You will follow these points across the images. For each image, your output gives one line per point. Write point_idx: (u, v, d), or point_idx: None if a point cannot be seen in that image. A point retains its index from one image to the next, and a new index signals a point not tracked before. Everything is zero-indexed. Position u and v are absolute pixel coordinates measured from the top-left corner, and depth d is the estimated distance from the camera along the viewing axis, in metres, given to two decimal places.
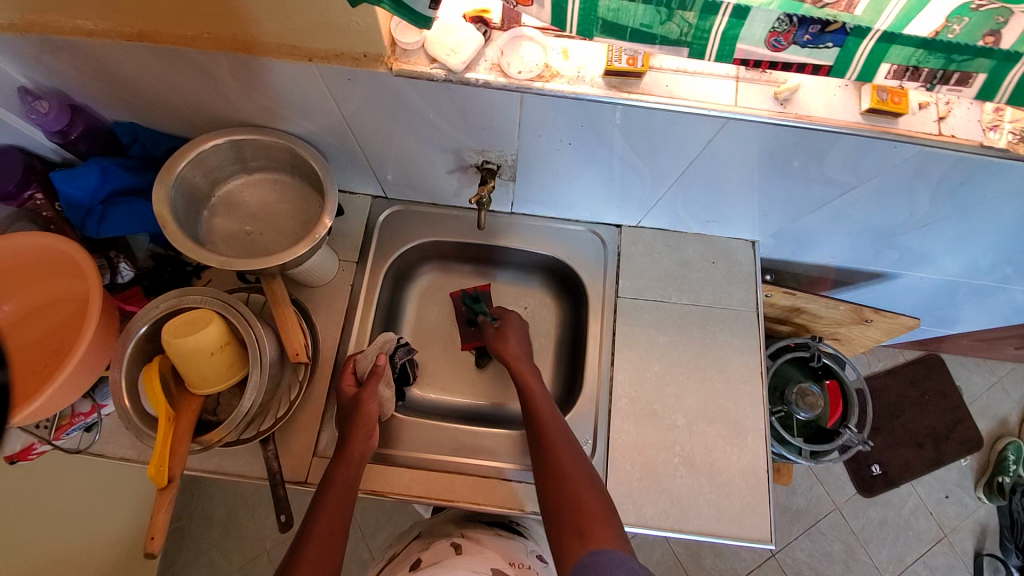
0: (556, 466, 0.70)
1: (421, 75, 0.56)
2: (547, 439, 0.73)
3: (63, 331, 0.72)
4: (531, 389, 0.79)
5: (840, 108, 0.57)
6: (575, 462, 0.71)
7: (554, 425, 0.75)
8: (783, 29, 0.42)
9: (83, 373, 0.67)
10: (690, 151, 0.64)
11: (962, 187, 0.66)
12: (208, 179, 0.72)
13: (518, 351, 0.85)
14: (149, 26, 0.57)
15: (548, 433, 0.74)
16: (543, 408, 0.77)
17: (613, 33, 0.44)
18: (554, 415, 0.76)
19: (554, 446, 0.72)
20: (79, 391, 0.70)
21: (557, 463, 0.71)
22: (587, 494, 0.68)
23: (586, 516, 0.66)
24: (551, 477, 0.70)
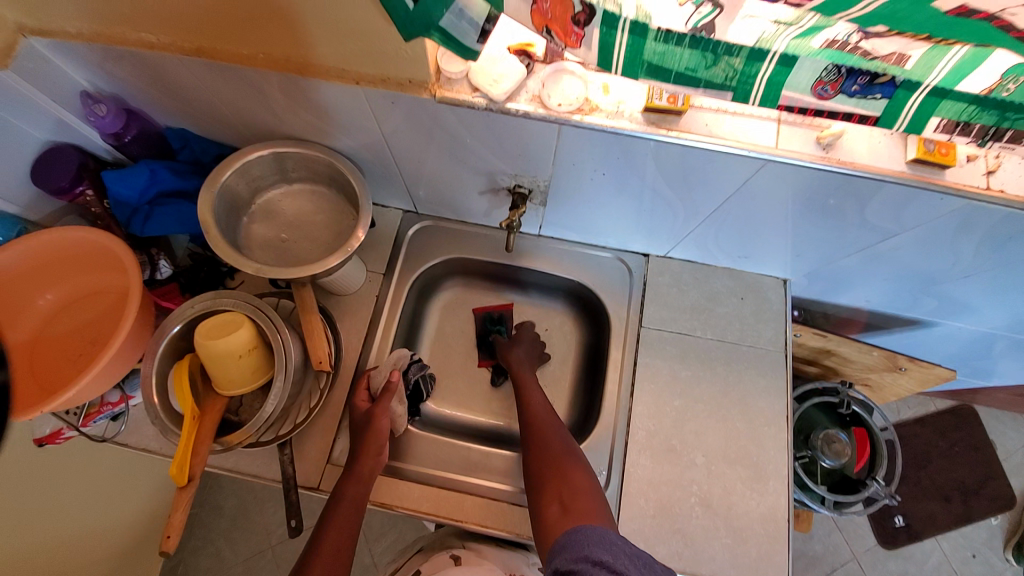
0: (545, 448, 0.73)
1: (463, 103, 0.57)
2: (537, 425, 0.77)
3: (104, 322, 0.75)
4: (525, 379, 0.84)
5: (885, 156, 0.55)
6: (563, 445, 0.74)
7: (544, 416, 0.78)
8: (831, 78, 0.42)
9: (117, 364, 0.70)
10: (725, 188, 0.63)
11: (1012, 240, 0.64)
12: (250, 187, 0.74)
13: (522, 358, 0.88)
14: (207, 42, 0.60)
15: (538, 420, 0.78)
16: (534, 397, 0.81)
17: (657, 75, 0.44)
18: (548, 412, 0.80)
19: (543, 431, 0.76)
20: (111, 382, 0.72)
21: (545, 445, 0.74)
22: (575, 473, 0.70)
23: (572, 489, 0.68)
24: (539, 457, 0.73)
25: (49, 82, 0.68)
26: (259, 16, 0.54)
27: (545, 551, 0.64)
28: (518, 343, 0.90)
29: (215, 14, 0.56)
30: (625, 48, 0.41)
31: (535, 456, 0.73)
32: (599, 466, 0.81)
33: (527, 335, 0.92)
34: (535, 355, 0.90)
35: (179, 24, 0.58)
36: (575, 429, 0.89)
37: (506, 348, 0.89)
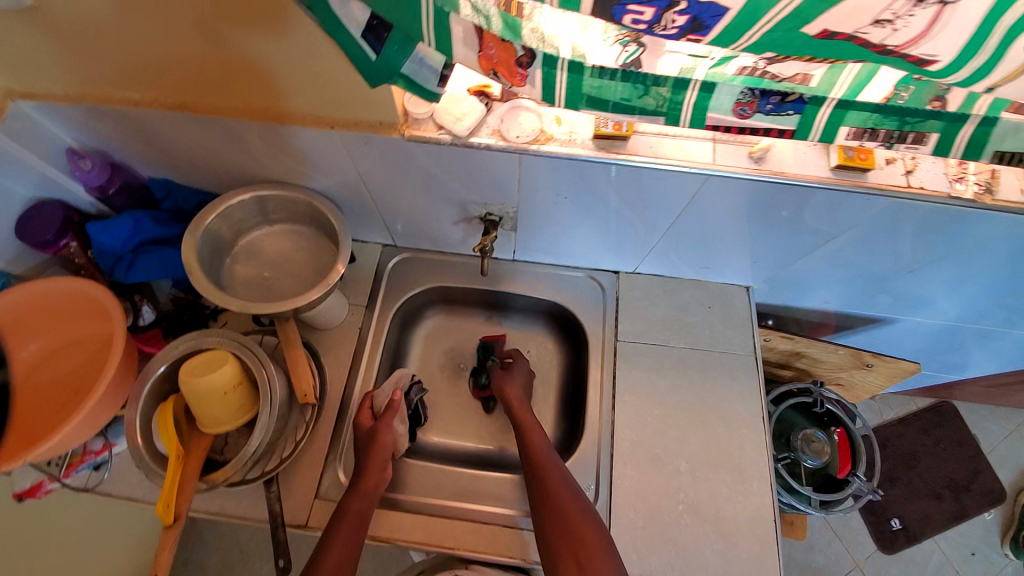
0: (553, 499, 0.72)
1: (430, 139, 0.63)
2: (542, 473, 0.75)
3: (84, 372, 0.75)
4: (528, 423, 0.81)
5: (812, 164, 0.62)
6: (570, 494, 0.72)
7: (548, 461, 0.76)
8: (747, 99, 0.48)
9: (99, 412, 0.70)
10: (677, 203, 0.69)
11: (942, 233, 0.70)
12: (232, 229, 0.78)
13: (519, 393, 0.87)
14: (189, 98, 0.65)
15: (542, 467, 0.75)
16: (536, 442, 0.79)
17: (596, 106, 0.49)
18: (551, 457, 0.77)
19: (548, 479, 0.74)
20: (95, 428, 0.72)
21: (552, 497, 0.72)
22: (587, 527, 0.69)
23: (586, 549, 0.67)
24: (547, 511, 0.71)
25: (36, 141, 0.72)
26: (238, 71, 0.60)
27: None
28: (512, 374, 0.90)
29: (197, 72, 0.61)
30: (566, 84, 0.47)
31: (542, 507, 0.72)
32: (589, 480, 0.81)
33: (519, 366, 0.91)
34: (529, 389, 0.90)
35: (162, 82, 0.63)
36: (562, 446, 0.91)
37: (499, 379, 0.89)
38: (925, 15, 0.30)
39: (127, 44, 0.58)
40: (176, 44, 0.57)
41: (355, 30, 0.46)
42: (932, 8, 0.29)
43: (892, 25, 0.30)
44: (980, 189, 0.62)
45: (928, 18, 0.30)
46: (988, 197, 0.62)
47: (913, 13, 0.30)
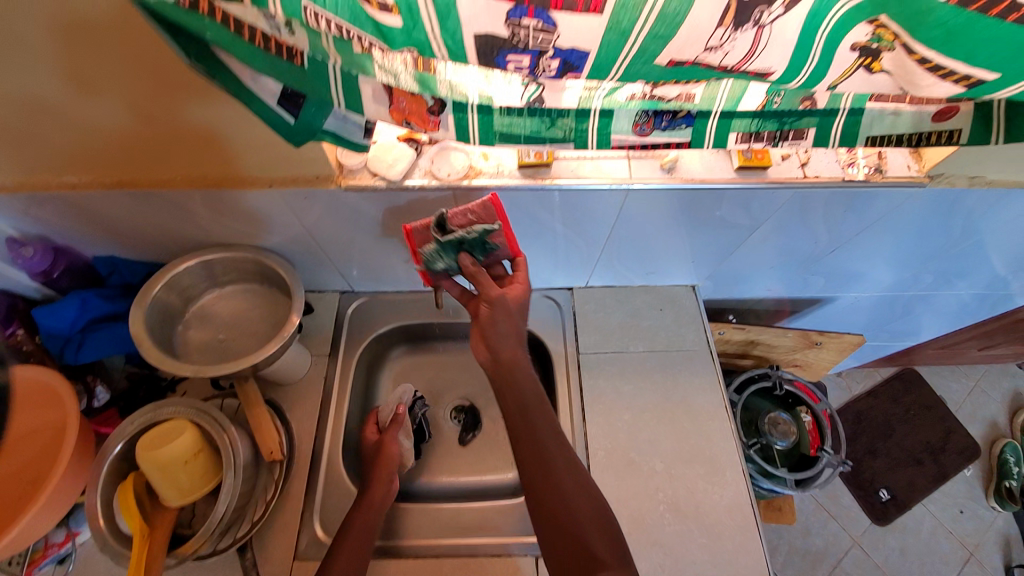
0: (560, 505, 0.61)
1: (366, 187, 0.66)
2: (549, 470, 0.62)
3: (30, 466, 0.72)
4: (535, 402, 0.64)
5: (717, 168, 0.68)
6: (580, 496, 0.62)
7: (535, 404, 0.64)
8: (643, 119, 0.54)
9: (57, 499, 0.68)
10: (608, 218, 0.74)
11: (849, 214, 0.77)
12: (182, 297, 0.78)
13: (505, 324, 0.66)
14: (127, 174, 0.67)
15: (546, 454, 0.63)
16: (544, 429, 0.64)
17: (509, 140, 0.53)
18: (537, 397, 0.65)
19: (555, 480, 0.62)
20: (55, 515, 0.70)
21: (563, 501, 0.61)
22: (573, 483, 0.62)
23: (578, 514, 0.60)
24: (552, 519, 0.60)
25: None
26: (180, 144, 0.62)
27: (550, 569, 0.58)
28: (510, 304, 0.66)
29: (141, 147, 0.63)
30: (478, 124, 0.51)
31: (545, 518, 0.61)
32: None
33: (523, 292, 0.69)
34: (519, 317, 0.67)
35: (104, 161, 0.65)
36: None
37: (493, 310, 0.65)
38: (745, 38, 0.33)
39: (74, 131, 0.60)
40: (116, 125, 0.59)
41: (269, 98, 0.46)
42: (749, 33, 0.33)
43: (722, 49, 0.34)
44: (870, 171, 0.70)
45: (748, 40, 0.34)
46: (878, 176, 0.69)
47: (734, 37, 0.33)
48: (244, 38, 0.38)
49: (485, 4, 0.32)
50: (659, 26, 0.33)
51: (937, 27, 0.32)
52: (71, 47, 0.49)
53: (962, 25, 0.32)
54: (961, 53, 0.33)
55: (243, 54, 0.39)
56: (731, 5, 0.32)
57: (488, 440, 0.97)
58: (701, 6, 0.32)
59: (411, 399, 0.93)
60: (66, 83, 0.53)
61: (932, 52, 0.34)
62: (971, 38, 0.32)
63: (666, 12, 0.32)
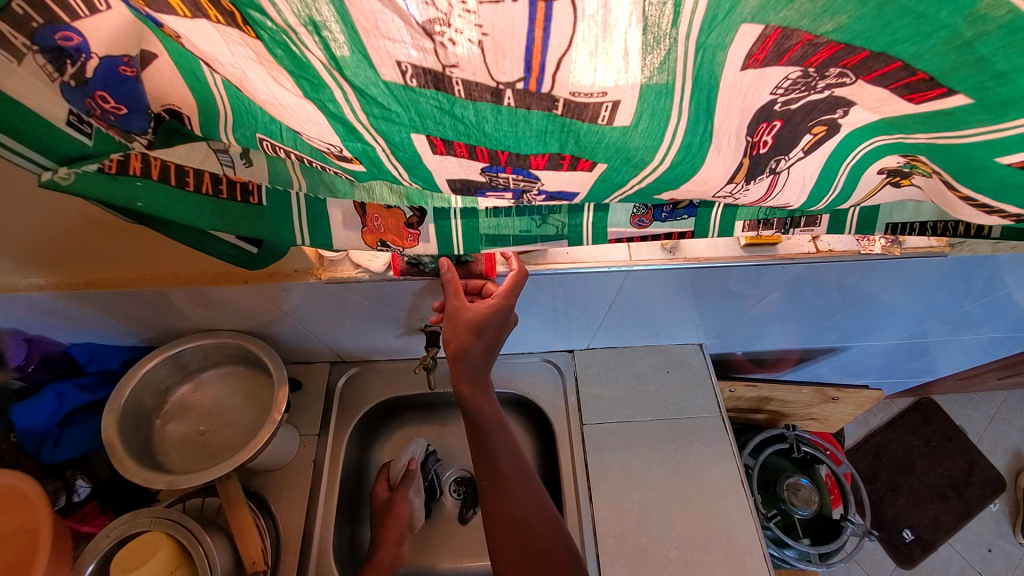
0: (524, 539, 0.55)
1: (348, 279, 0.62)
2: (499, 481, 0.58)
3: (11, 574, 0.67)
4: (494, 426, 0.58)
5: (723, 246, 0.63)
6: (547, 529, 0.57)
7: (487, 412, 0.58)
8: (642, 211, 0.49)
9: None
10: (608, 294, 0.70)
11: (867, 279, 0.72)
12: (156, 394, 0.73)
13: (458, 336, 0.56)
14: (97, 274, 0.63)
15: (497, 462, 0.58)
16: (503, 455, 0.58)
17: (498, 242, 0.49)
18: (492, 403, 0.58)
19: (515, 511, 0.57)
20: None
21: (514, 509, 0.57)
22: (524, 489, 0.58)
23: (530, 522, 0.57)
24: (505, 525, 0.56)
25: None
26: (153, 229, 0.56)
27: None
28: (465, 316, 0.55)
29: (113, 228, 0.56)
30: (463, 231, 0.47)
31: (508, 554, 0.55)
32: None
33: (492, 312, 0.56)
34: (477, 330, 0.55)
35: (67, 247, 0.58)
36: None
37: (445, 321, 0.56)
38: (760, 185, 0.33)
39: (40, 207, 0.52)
40: (83, 204, 0.51)
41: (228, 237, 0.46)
42: (764, 180, 0.33)
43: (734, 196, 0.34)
44: (885, 242, 0.65)
45: (762, 186, 0.33)
46: (894, 249, 0.65)
47: (747, 187, 0.33)
48: (189, 189, 0.35)
49: (455, 160, 0.31)
50: (661, 178, 0.32)
51: (983, 177, 0.29)
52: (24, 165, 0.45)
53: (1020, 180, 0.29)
54: (1010, 197, 0.31)
55: (191, 210, 0.35)
56: (744, 159, 0.30)
57: None
58: (712, 163, 0.30)
59: (424, 456, 0.91)
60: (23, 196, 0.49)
61: (977, 193, 0.31)
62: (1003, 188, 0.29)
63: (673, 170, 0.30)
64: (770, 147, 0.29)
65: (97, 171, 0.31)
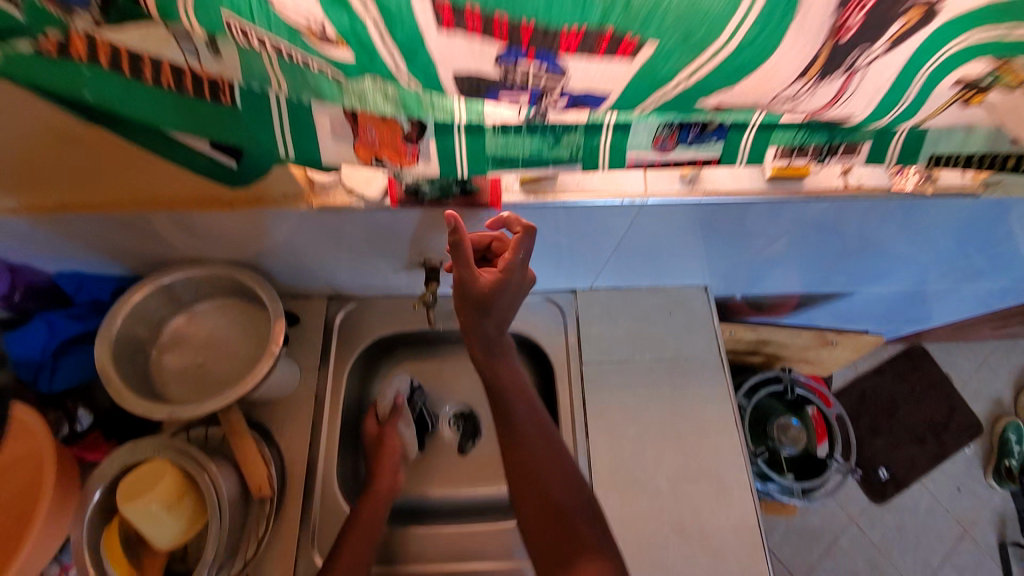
0: (538, 485, 0.64)
1: (342, 207, 0.57)
2: (517, 438, 0.67)
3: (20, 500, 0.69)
4: (512, 391, 0.68)
5: (746, 178, 0.60)
6: (559, 476, 0.65)
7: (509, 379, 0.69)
8: (666, 133, 0.44)
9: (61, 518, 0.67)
10: (619, 230, 0.66)
11: (891, 220, 0.67)
12: (149, 325, 0.72)
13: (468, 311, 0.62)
14: (72, 196, 0.59)
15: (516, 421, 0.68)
16: (520, 415, 0.68)
17: (505, 164, 0.45)
18: (513, 374, 0.69)
19: (530, 462, 0.66)
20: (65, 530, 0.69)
21: (531, 460, 0.66)
22: (539, 444, 0.67)
23: (542, 472, 0.65)
24: (522, 474, 0.65)
25: None
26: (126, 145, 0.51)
27: (527, 519, 0.64)
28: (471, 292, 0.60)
29: (82, 142, 0.50)
30: (467, 150, 0.42)
31: (525, 499, 0.64)
32: None
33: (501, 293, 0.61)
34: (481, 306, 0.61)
35: (34, 163, 0.53)
36: None
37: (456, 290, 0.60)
38: (832, 86, 0.32)
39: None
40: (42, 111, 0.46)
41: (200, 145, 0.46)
42: (837, 81, 0.32)
43: (795, 99, 0.33)
44: (920, 179, 0.60)
45: (833, 89, 0.32)
46: (927, 187, 0.61)
47: (814, 89, 0.32)
48: (146, 82, 0.33)
49: (465, 43, 0.28)
50: (720, 70, 0.30)
51: None
52: None
53: None
54: None
55: (144, 103, 0.35)
56: (822, 50, 0.29)
57: (486, 449, 0.94)
58: (786, 49, 0.29)
59: (409, 389, 0.91)
60: None
61: None
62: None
63: (741, 52, 0.29)
64: (857, 31, 0.28)
65: (35, 48, 0.32)
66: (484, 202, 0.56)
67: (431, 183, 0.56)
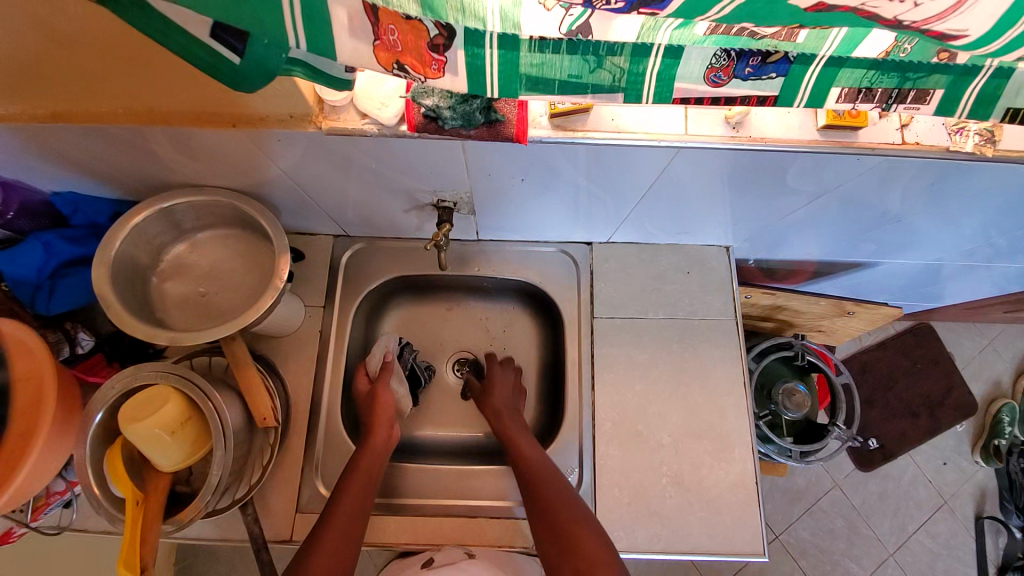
0: (548, 497, 0.71)
1: (353, 132, 0.53)
2: (524, 464, 0.75)
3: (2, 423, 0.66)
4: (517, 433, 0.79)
5: (796, 127, 0.55)
6: (564, 490, 0.72)
7: (514, 426, 0.80)
8: (722, 64, 0.39)
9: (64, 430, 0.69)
10: (648, 177, 0.62)
11: (936, 184, 0.63)
12: (150, 249, 0.69)
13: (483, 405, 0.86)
14: (58, 104, 0.54)
15: (521, 451, 0.77)
16: (527, 447, 0.77)
17: (539, 88, 0.40)
18: (519, 425, 0.81)
19: (539, 479, 0.73)
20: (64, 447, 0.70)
21: (537, 478, 0.73)
22: (544, 467, 0.75)
23: (552, 486, 0.72)
24: (533, 492, 0.72)
25: None
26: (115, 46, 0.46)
27: (544, 535, 0.69)
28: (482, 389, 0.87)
29: (67, 39, 0.45)
30: (499, 65, 0.37)
31: (540, 510, 0.70)
32: (570, 467, 0.81)
33: (504, 394, 0.85)
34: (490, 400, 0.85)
35: (14, 62, 0.48)
36: (545, 427, 0.90)
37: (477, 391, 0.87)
38: None
39: None
40: None
41: (200, 31, 0.33)
42: None
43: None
44: (981, 140, 0.55)
45: None
46: (990, 149, 0.56)
47: None
48: None
49: None
50: None
51: None
52: None
53: None
54: None
55: None
56: None
57: None
58: None
59: (398, 347, 0.89)
60: None
61: None
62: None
63: None
64: None
65: None
66: (508, 134, 0.52)
67: (453, 111, 0.50)
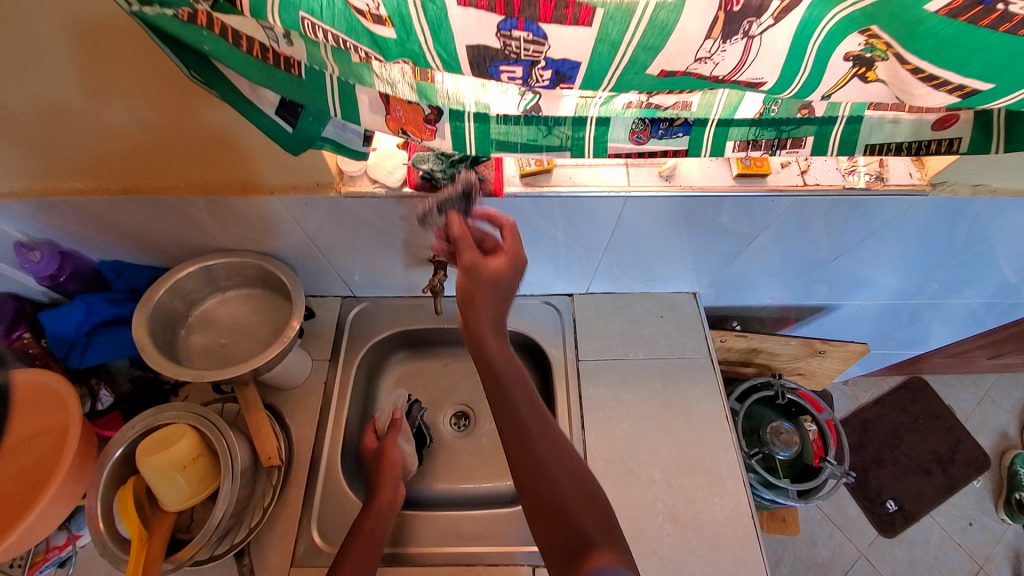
0: (537, 475, 0.57)
1: (365, 193, 0.67)
2: (515, 418, 0.59)
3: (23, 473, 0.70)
4: (504, 364, 0.59)
5: (715, 176, 0.69)
6: (562, 463, 0.59)
7: (502, 355, 0.59)
8: (640, 128, 0.53)
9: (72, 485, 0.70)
10: (607, 225, 0.74)
11: (851, 222, 0.75)
12: (185, 302, 0.79)
13: (478, 296, 0.58)
14: (133, 182, 0.69)
15: (511, 393, 0.59)
16: (518, 383, 0.59)
17: (505, 148, 0.53)
18: (506, 352, 0.59)
19: (534, 445, 0.58)
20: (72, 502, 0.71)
21: (530, 450, 0.58)
22: (536, 428, 0.59)
23: (547, 458, 0.58)
24: (526, 469, 0.58)
25: None
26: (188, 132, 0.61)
27: (540, 518, 0.57)
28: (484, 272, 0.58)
29: (152, 131, 0.61)
30: (474, 132, 0.51)
31: (530, 490, 0.57)
32: None
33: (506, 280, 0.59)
34: (494, 298, 0.59)
35: (109, 152, 0.64)
36: None
37: (468, 271, 0.58)
38: (735, 49, 0.35)
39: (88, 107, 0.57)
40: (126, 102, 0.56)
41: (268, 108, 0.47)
42: (739, 44, 0.35)
43: (711, 60, 0.36)
44: (871, 178, 0.69)
45: (738, 53, 0.36)
46: (880, 184, 0.69)
47: (724, 49, 0.35)
48: (241, 48, 0.40)
49: (476, 16, 0.34)
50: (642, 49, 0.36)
51: (943, 45, 0.33)
52: (95, 57, 0.51)
53: (956, 34, 0.32)
54: (954, 64, 0.34)
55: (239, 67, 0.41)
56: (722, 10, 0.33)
57: (486, 444, 0.97)
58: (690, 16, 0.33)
59: (407, 404, 0.91)
60: (85, 90, 0.55)
61: (924, 62, 0.35)
62: (990, 67, 0.34)
63: (655, 22, 0.34)
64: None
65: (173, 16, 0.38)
66: (487, 190, 0.66)
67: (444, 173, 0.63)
